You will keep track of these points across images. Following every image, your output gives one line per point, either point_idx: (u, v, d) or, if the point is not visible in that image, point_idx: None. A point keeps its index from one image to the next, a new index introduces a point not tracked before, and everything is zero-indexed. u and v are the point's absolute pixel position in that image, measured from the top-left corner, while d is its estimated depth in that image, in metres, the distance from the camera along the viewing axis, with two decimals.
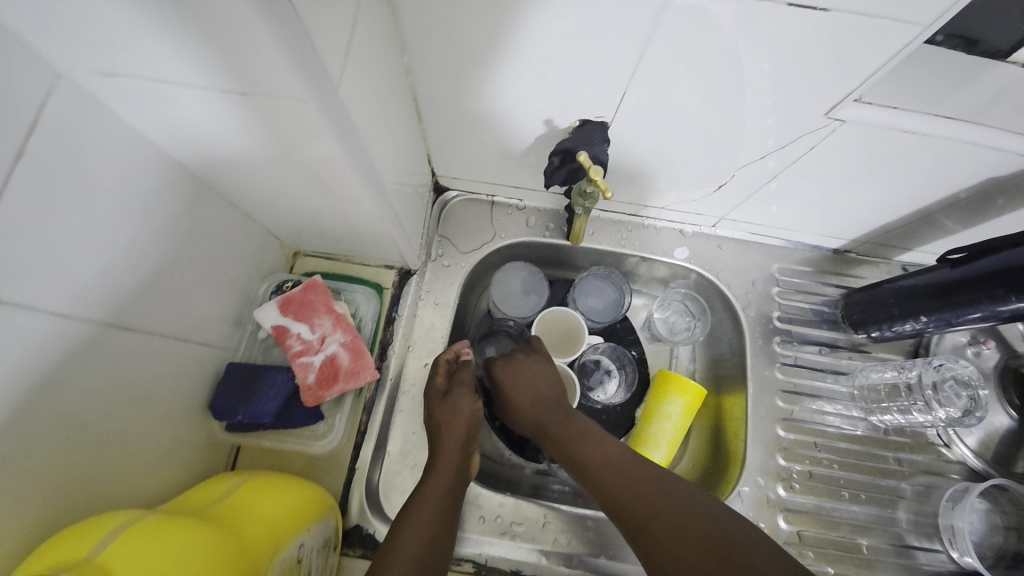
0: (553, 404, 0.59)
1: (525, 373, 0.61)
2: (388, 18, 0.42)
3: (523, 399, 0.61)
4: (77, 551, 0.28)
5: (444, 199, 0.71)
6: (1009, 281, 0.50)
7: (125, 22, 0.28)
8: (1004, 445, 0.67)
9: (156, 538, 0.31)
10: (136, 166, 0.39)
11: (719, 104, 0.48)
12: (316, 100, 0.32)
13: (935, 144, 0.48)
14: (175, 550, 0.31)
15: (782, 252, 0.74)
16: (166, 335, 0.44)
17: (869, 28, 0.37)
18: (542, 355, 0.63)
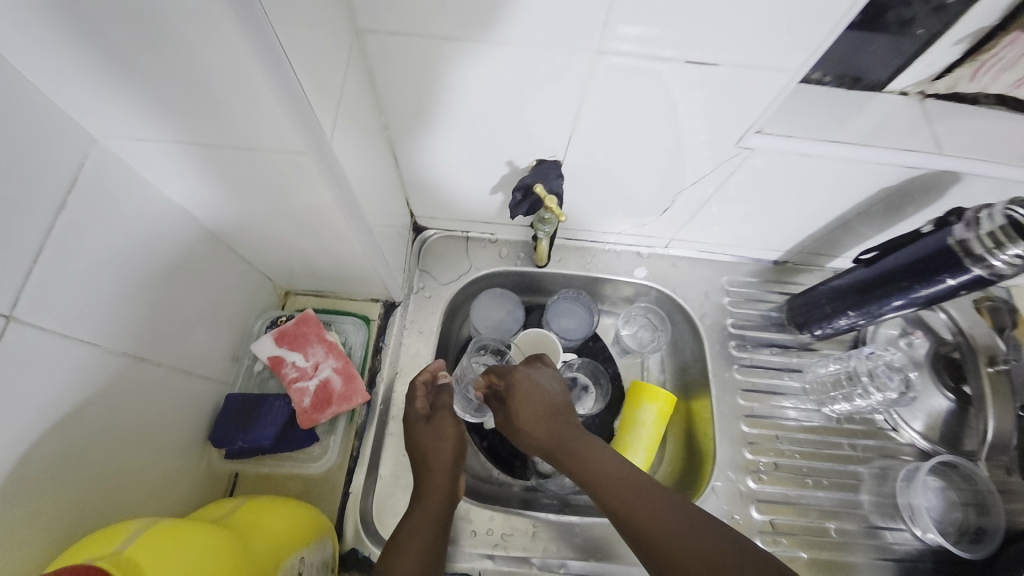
0: (562, 416, 0.60)
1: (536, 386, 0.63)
2: (368, 84, 0.51)
3: (534, 409, 0.61)
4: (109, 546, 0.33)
5: (423, 237, 0.78)
6: (910, 275, 0.58)
7: (152, 105, 0.35)
8: (948, 425, 0.73)
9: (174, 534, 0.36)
10: (151, 217, 0.44)
11: (651, 140, 0.57)
12: (312, 153, 0.39)
13: (832, 165, 0.58)
14: (189, 544, 0.36)
15: (730, 266, 0.82)
16: (171, 369, 0.49)
17: (751, 75, 0.47)
18: (550, 368, 0.65)
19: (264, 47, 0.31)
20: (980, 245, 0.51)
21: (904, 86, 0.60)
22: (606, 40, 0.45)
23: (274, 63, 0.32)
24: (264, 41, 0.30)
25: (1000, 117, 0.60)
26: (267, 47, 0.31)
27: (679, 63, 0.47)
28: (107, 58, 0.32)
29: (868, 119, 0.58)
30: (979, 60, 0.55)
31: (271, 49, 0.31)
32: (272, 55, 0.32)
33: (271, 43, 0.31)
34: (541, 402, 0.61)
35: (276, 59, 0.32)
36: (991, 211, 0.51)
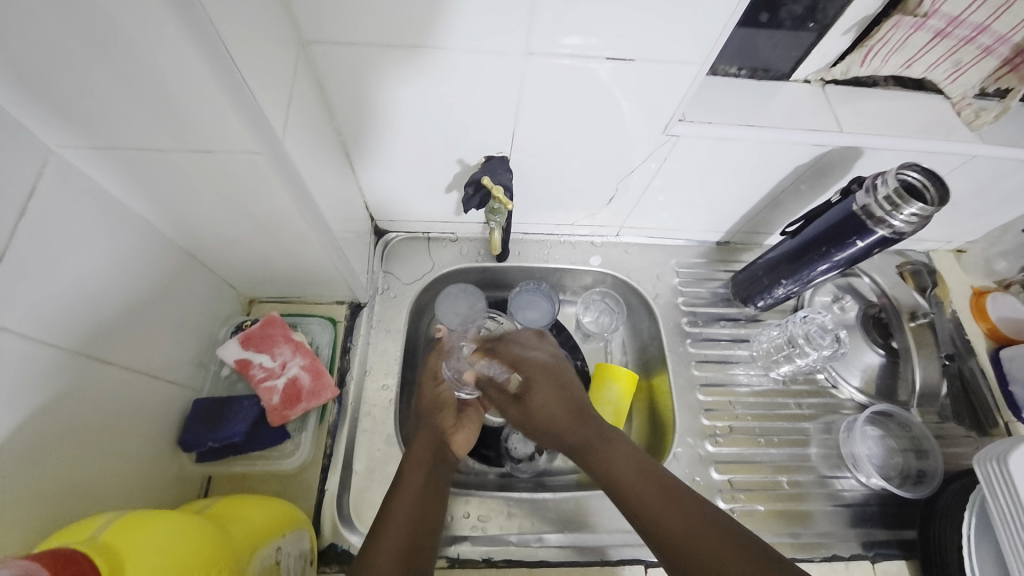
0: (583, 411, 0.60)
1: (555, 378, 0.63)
2: (318, 93, 0.54)
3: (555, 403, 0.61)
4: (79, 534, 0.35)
5: (385, 240, 0.81)
6: (827, 241, 0.65)
7: (108, 114, 0.38)
8: (882, 378, 0.79)
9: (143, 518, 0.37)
10: (111, 225, 0.46)
11: (589, 132, 0.62)
12: (266, 153, 0.42)
13: (751, 146, 0.64)
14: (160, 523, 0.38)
15: (678, 249, 0.88)
16: (138, 374, 0.51)
17: (667, 68, 0.53)
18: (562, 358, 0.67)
19: (210, 51, 0.34)
20: (880, 208, 0.58)
21: (808, 75, 0.67)
22: (535, 42, 0.50)
23: (223, 69, 0.35)
24: (210, 45, 0.34)
25: (891, 97, 0.68)
26: (215, 52, 0.34)
27: (602, 61, 0.52)
28: (63, 70, 0.34)
29: (780, 105, 0.65)
30: (867, 45, 0.62)
31: (218, 53, 0.34)
32: (220, 59, 0.35)
33: (217, 47, 0.34)
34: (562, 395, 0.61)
35: (223, 64, 0.35)
36: (885, 177, 0.57)
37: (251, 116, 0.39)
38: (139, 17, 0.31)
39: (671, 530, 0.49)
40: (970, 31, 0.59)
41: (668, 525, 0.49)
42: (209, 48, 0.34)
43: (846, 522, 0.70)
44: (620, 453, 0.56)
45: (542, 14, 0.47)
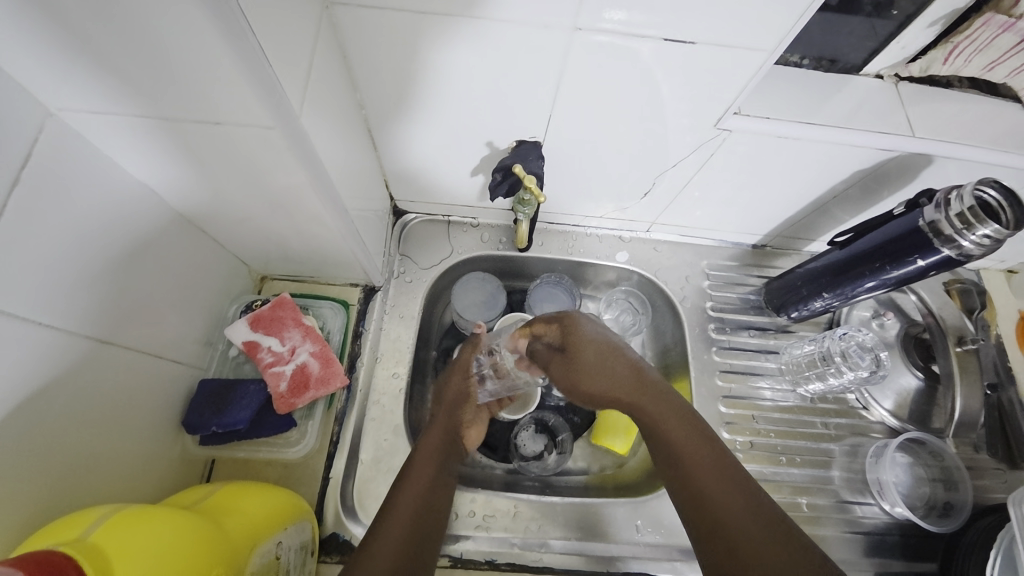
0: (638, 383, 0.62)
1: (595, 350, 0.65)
2: (341, 62, 0.50)
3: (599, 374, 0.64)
4: (73, 532, 0.34)
5: (403, 221, 0.77)
6: (882, 256, 0.59)
7: (108, 76, 0.34)
8: (917, 403, 0.75)
9: (140, 515, 0.36)
10: (115, 195, 0.43)
11: (631, 120, 0.57)
12: (280, 128, 0.38)
13: (809, 148, 0.58)
14: (157, 521, 0.36)
15: (710, 250, 0.83)
16: (142, 353, 0.48)
17: (730, 56, 0.48)
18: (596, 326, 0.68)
19: (223, 10, 0.29)
20: (950, 225, 0.52)
21: (879, 69, 0.61)
22: (583, 15, 0.44)
23: (238, 33, 0.31)
24: (222, 3, 0.29)
25: (971, 99, 0.61)
26: (227, 11, 0.30)
27: (656, 42, 0.47)
28: (58, 23, 0.30)
29: (846, 101, 0.59)
30: (952, 42, 0.55)
31: (232, 13, 0.30)
32: (233, 18, 0.30)
33: (231, 7, 0.30)
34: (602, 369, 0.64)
35: (238, 26, 0.31)
36: (960, 191, 0.51)
37: (267, 89, 0.35)
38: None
39: (719, 506, 0.52)
40: None
41: (729, 512, 0.51)
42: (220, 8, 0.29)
43: (864, 550, 0.67)
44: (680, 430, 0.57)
45: None
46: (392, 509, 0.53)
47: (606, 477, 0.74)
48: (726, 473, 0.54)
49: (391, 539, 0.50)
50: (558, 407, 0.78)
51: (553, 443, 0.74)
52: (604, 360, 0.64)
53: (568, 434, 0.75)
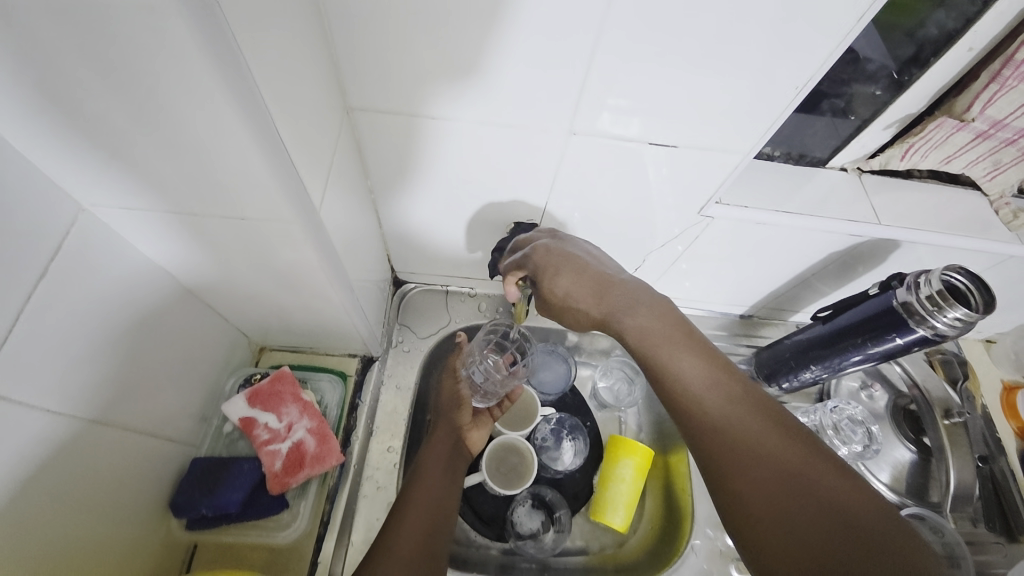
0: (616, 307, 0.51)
1: (574, 275, 0.54)
2: (355, 153, 0.54)
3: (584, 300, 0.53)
4: None
5: (402, 291, 0.79)
6: (863, 333, 0.62)
7: (144, 178, 0.37)
8: (913, 476, 0.75)
9: None
10: (132, 278, 0.45)
11: (621, 205, 0.62)
12: (299, 224, 0.41)
13: (786, 232, 0.63)
14: None
15: (700, 320, 0.86)
16: (138, 433, 0.48)
17: (709, 156, 0.53)
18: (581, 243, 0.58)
19: (264, 133, 0.33)
20: (922, 306, 0.56)
21: (844, 163, 0.67)
22: (577, 121, 0.50)
23: (274, 148, 0.35)
24: (264, 127, 0.33)
25: (928, 189, 0.67)
26: (267, 132, 0.33)
27: (643, 144, 0.52)
28: (109, 138, 0.33)
29: (815, 190, 0.64)
30: (908, 142, 0.62)
31: (270, 133, 0.34)
32: (271, 137, 0.34)
33: (270, 129, 0.34)
34: (585, 291, 0.53)
35: (274, 143, 0.34)
36: (929, 276, 0.56)
37: (293, 191, 0.38)
38: (202, 103, 0.30)
39: (744, 470, 0.41)
40: (1011, 134, 0.59)
41: (755, 486, 0.40)
42: (262, 130, 0.33)
43: None
44: (693, 374, 0.46)
45: (588, 97, 0.47)
46: (406, 511, 0.56)
47: (606, 557, 0.72)
48: (773, 433, 0.42)
49: (406, 537, 0.53)
50: (556, 481, 0.76)
51: (550, 520, 0.72)
52: (586, 284, 0.53)
53: (565, 511, 0.73)
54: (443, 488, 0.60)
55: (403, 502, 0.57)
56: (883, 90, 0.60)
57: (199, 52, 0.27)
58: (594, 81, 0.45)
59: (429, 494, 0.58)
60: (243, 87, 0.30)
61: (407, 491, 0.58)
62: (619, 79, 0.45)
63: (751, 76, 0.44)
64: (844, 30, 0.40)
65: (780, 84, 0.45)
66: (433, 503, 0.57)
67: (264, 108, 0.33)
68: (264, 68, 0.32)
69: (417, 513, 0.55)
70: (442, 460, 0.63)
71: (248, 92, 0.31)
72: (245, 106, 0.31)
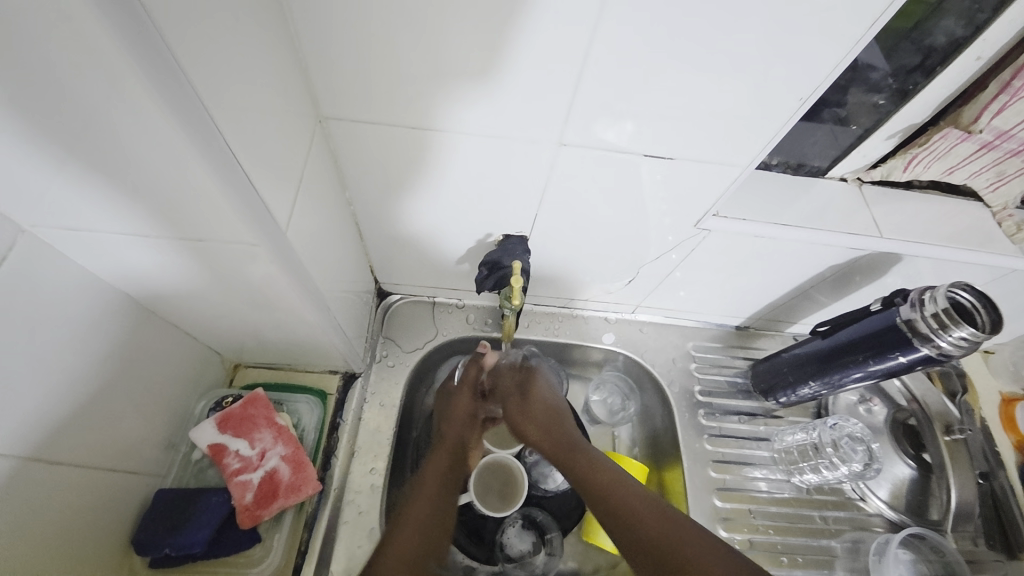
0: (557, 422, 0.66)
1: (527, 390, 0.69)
2: (331, 163, 0.51)
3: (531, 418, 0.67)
4: None
5: (386, 302, 0.76)
6: (864, 350, 0.60)
7: (90, 199, 0.33)
8: (913, 493, 0.73)
9: None
10: (83, 302, 0.41)
11: (616, 217, 0.59)
12: (264, 245, 0.38)
13: (785, 245, 0.60)
14: None
15: (695, 331, 0.83)
16: (96, 468, 0.45)
17: (707, 168, 0.51)
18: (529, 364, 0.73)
19: (206, 140, 0.30)
20: (926, 325, 0.54)
21: (844, 172, 0.65)
22: (568, 132, 0.47)
23: (222, 158, 0.31)
24: (205, 134, 0.30)
25: (930, 199, 0.65)
26: (209, 138, 0.30)
27: (637, 155, 0.50)
28: (43, 156, 0.30)
29: (815, 202, 0.62)
30: (912, 153, 0.60)
31: (214, 140, 0.30)
32: (215, 145, 0.31)
33: (214, 137, 0.30)
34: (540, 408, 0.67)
35: (221, 152, 0.31)
36: (933, 293, 0.54)
37: (252, 207, 0.35)
38: (131, 110, 0.27)
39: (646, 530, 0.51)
40: (1017, 145, 0.57)
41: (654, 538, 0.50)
42: (202, 136, 0.30)
43: None
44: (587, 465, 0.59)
45: (579, 105, 0.44)
46: (400, 526, 0.53)
47: None
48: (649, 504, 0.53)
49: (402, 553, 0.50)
50: (545, 501, 0.73)
51: (541, 541, 0.69)
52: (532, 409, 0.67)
53: (557, 533, 0.70)
54: (443, 498, 0.57)
55: (399, 516, 0.54)
56: (886, 99, 0.58)
57: (115, 48, 0.24)
58: (587, 88, 0.43)
59: (426, 508, 0.55)
60: (170, 89, 0.27)
61: (405, 504, 0.56)
62: (613, 85, 0.43)
63: (752, 85, 0.42)
64: (850, 43, 0.38)
65: (784, 95, 0.43)
66: (429, 516, 0.54)
67: (207, 113, 0.29)
68: (209, 71, 0.29)
69: (410, 527, 0.53)
70: (445, 470, 0.60)
71: (180, 93, 0.27)
72: (177, 110, 0.28)
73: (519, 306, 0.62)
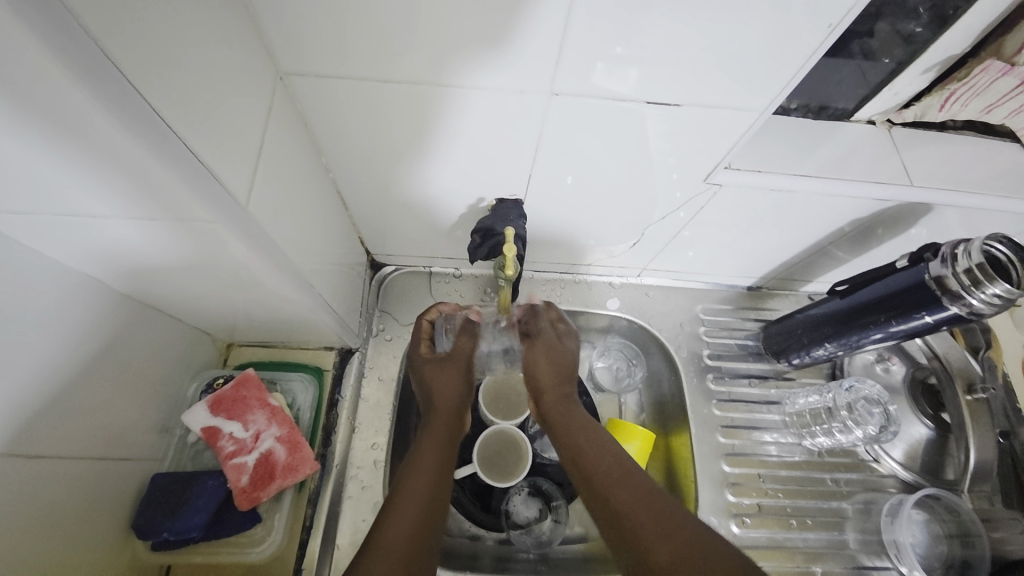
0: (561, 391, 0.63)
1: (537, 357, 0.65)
2: (302, 128, 0.47)
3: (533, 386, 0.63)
4: None
5: (381, 275, 0.73)
6: (887, 310, 0.56)
7: (23, 177, 0.30)
8: (929, 454, 0.71)
9: None
10: (42, 291, 0.39)
11: (618, 174, 0.54)
12: (224, 222, 0.35)
13: (804, 198, 0.55)
14: None
15: (704, 293, 0.80)
16: (81, 458, 0.44)
17: (720, 115, 0.45)
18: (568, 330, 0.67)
19: (97, 72, 0.25)
20: (957, 282, 0.50)
21: (872, 115, 0.59)
22: (559, 80, 0.42)
23: (123, 97, 0.26)
24: (96, 66, 0.25)
25: (967, 140, 0.58)
26: (107, 76, 0.25)
27: (640, 104, 0.44)
28: None
29: (838, 149, 0.56)
30: (949, 88, 0.53)
31: (110, 75, 0.25)
32: (108, 75, 0.25)
33: (108, 69, 0.25)
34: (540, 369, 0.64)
35: (118, 85, 0.26)
36: (967, 247, 0.49)
37: (186, 168, 0.30)
38: (30, 76, 0.24)
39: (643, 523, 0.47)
40: None
41: (650, 523, 0.47)
42: (89, 67, 0.24)
43: None
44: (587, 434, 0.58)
45: (570, 48, 0.39)
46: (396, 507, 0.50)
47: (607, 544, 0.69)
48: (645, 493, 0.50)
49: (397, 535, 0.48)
50: (553, 472, 0.72)
51: (547, 508, 0.69)
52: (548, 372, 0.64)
53: (563, 500, 0.69)
54: (437, 471, 0.55)
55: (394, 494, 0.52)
56: (923, 27, 0.51)
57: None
58: (579, 29, 0.37)
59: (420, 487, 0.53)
60: (44, 14, 0.22)
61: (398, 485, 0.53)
62: (612, 18, 0.37)
63: (772, 11, 0.36)
64: None
65: (807, 24, 0.37)
66: (425, 493, 0.52)
67: (103, 54, 0.25)
68: (117, 15, 0.25)
69: (405, 509, 0.50)
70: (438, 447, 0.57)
71: (51, 12, 0.22)
72: (82, 69, 0.24)
73: (512, 275, 0.57)
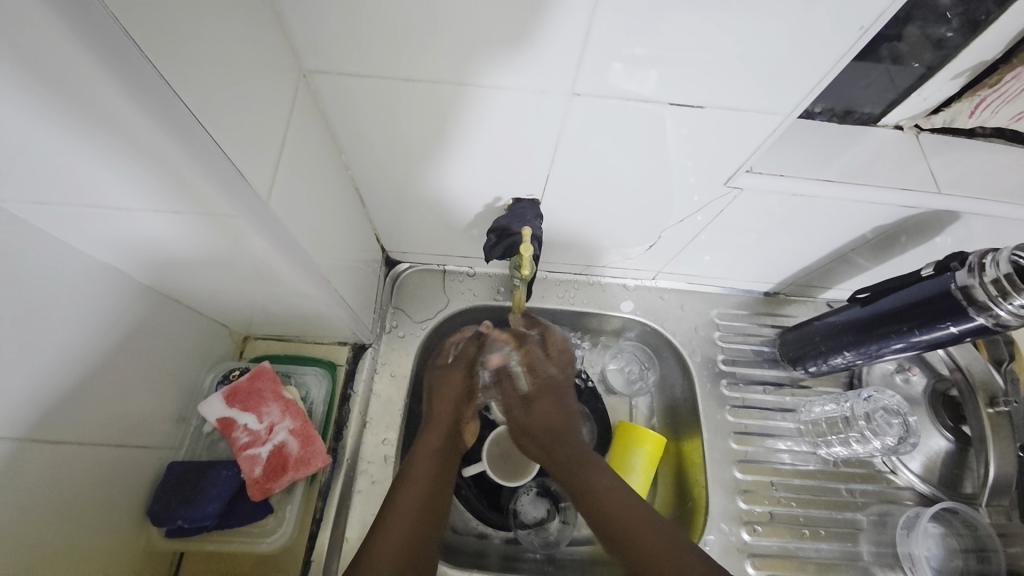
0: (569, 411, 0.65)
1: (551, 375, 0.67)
2: (322, 125, 0.47)
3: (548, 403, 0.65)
4: None
5: (395, 271, 0.73)
6: (910, 319, 0.55)
7: (53, 169, 0.30)
8: (948, 466, 0.70)
9: None
10: (67, 281, 0.40)
11: (636, 175, 0.53)
12: (244, 216, 0.35)
13: (827, 203, 0.54)
14: None
15: (719, 298, 0.79)
16: (101, 444, 0.45)
17: (743, 118, 0.45)
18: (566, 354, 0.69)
19: (127, 67, 0.25)
20: (984, 292, 0.48)
21: (899, 120, 0.57)
22: (581, 81, 0.42)
23: (151, 91, 0.26)
24: (126, 62, 0.25)
25: (998, 147, 0.57)
26: (137, 72, 0.25)
27: (661, 105, 0.44)
28: None
29: (863, 154, 0.55)
30: (979, 95, 0.52)
31: (139, 70, 0.25)
32: (138, 69, 0.25)
33: (138, 64, 0.25)
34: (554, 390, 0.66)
35: (148, 79, 0.26)
36: (996, 256, 0.48)
37: (211, 162, 0.31)
38: (61, 69, 0.24)
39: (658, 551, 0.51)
40: None
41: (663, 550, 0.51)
42: (119, 62, 0.25)
43: None
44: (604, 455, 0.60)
45: (592, 49, 0.39)
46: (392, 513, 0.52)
47: None
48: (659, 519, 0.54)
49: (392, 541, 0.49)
50: None
51: (555, 509, 0.68)
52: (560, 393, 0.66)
53: (572, 502, 0.69)
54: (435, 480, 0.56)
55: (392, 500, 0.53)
56: (954, 32, 0.49)
57: None
58: (601, 29, 0.37)
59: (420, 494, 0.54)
60: (77, 9, 0.23)
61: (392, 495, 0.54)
62: (635, 18, 0.36)
63: (800, 14, 0.35)
64: None
65: (835, 26, 0.36)
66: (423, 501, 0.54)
67: (134, 48, 0.25)
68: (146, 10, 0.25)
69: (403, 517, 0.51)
70: (436, 456, 0.58)
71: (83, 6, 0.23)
72: (113, 63, 0.25)
73: (528, 275, 0.58)
